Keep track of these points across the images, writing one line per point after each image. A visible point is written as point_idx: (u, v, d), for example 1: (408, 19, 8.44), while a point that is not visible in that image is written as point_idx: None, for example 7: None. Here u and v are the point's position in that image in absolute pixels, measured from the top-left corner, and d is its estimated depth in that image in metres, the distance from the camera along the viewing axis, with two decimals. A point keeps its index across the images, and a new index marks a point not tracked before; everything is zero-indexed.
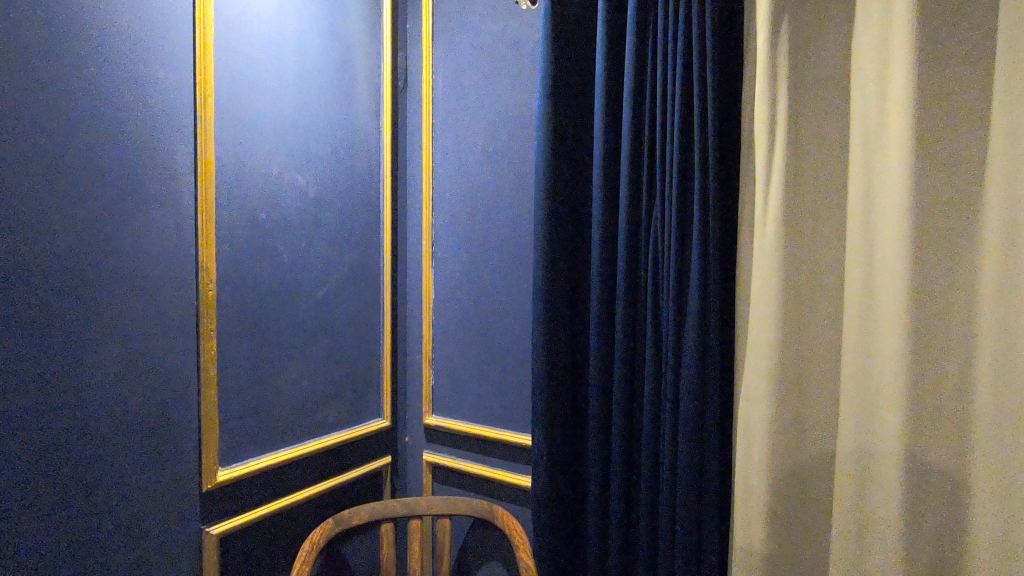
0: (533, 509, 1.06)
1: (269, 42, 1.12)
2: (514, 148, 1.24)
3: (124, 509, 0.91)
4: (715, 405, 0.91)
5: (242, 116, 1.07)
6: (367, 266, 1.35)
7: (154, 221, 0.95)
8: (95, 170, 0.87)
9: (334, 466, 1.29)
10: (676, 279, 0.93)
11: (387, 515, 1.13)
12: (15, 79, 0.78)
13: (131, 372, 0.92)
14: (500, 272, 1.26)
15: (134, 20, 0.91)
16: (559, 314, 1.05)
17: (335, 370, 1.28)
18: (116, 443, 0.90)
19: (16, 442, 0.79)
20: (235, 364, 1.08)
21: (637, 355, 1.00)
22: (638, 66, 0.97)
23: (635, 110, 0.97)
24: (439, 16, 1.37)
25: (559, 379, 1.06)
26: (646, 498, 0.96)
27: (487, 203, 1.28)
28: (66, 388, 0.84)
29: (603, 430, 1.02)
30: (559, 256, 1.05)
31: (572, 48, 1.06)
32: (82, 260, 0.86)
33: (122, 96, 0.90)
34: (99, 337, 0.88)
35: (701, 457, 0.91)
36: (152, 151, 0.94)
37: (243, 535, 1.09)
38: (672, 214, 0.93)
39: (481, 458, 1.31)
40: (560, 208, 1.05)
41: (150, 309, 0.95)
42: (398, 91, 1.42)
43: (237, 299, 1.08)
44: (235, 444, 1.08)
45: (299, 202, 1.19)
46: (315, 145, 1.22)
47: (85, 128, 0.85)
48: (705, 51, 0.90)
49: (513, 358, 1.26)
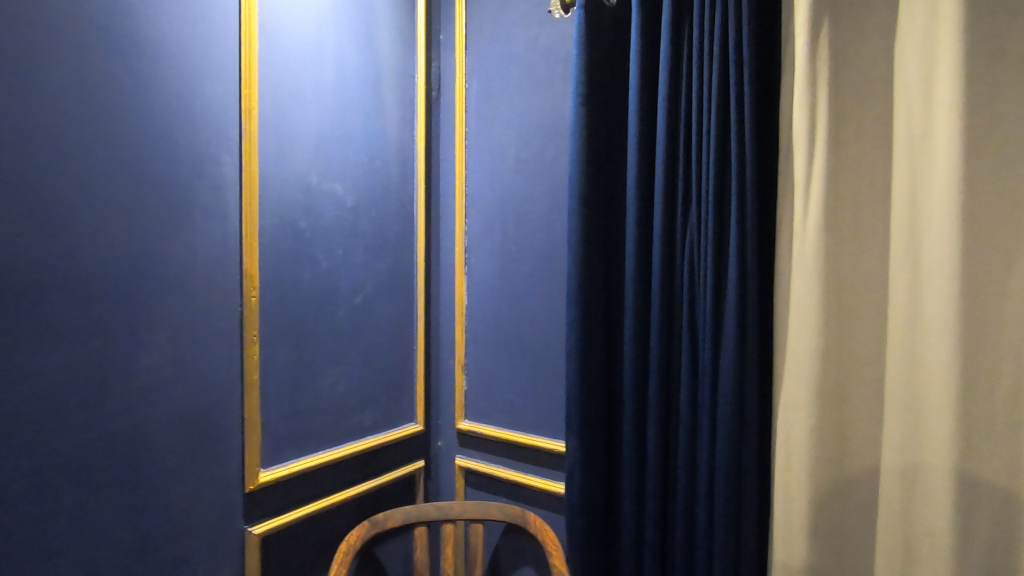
0: (567, 516, 1.06)
1: (309, 56, 1.16)
2: (547, 155, 1.25)
3: (173, 506, 0.95)
4: (754, 413, 0.89)
5: (284, 128, 1.11)
6: (402, 273, 1.38)
7: (203, 228, 0.99)
8: (147, 181, 0.92)
9: (371, 470, 1.31)
10: (713, 286, 0.92)
11: (421, 518, 1.15)
12: (77, 96, 0.83)
13: (178, 374, 0.96)
14: (533, 278, 1.27)
15: (185, 37, 0.96)
16: (594, 321, 1.05)
17: (371, 375, 1.31)
18: (164, 443, 0.94)
19: (71, 442, 0.83)
20: (276, 368, 1.11)
21: (673, 362, 0.99)
22: (674, 72, 0.96)
23: (671, 115, 0.97)
24: (473, 26, 1.39)
25: (594, 386, 1.05)
26: (683, 507, 0.95)
27: (521, 210, 1.29)
28: (117, 389, 0.88)
29: (638, 438, 1.01)
30: (594, 262, 1.05)
31: (606, 54, 1.06)
32: (136, 267, 0.90)
33: (172, 109, 0.94)
34: (151, 340, 0.93)
35: (740, 466, 0.90)
36: (200, 161, 0.99)
37: (283, 535, 1.12)
38: (709, 220, 0.93)
39: (514, 463, 1.32)
40: (594, 214, 1.05)
41: (197, 314, 0.99)
42: (431, 99, 1.45)
43: (279, 305, 1.11)
44: (275, 446, 1.11)
45: (337, 210, 1.22)
46: (353, 154, 1.25)
47: (139, 140, 0.90)
48: (742, 55, 0.89)
49: (546, 365, 1.26)
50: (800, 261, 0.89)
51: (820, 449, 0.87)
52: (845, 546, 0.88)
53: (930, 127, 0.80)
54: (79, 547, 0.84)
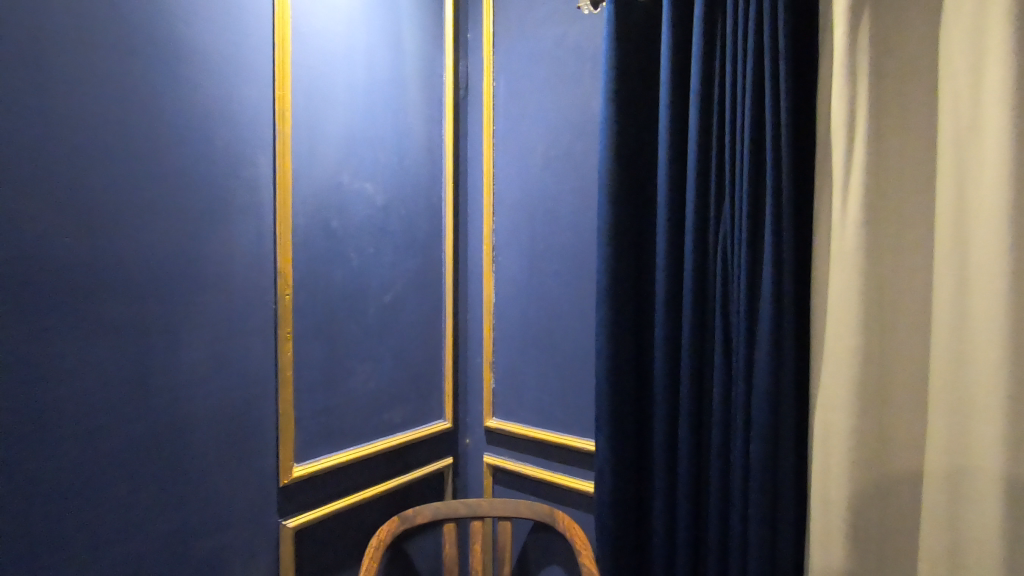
0: (597, 515, 1.06)
1: (341, 58, 1.17)
2: (576, 152, 1.24)
3: (211, 498, 0.98)
4: (791, 413, 0.88)
5: (316, 129, 1.13)
6: (431, 272, 1.38)
7: (239, 228, 1.02)
8: (186, 183, 0.94)
9: (400, 466, 1.32)
10: (747, 284, 0.91)
11: (451, 515, 1.16)
12: (121, 101, 0.86)
13: (216, 370, 0.99)
14: (562, 276, 1.27)
15: (222, 41, 0.98)
16: (624, 320, 1.04)
17: (401, 373, 1.32)
18: (203, 437, 0.97)
19: (115, 435, 0.86)
20: (309, 366, 1.13)
21: (706, 361, 0.98)
22: (706, 66, 0.95)
23: (703, 111, 0.95)
24: (501, 24, 1.39)
25: (624, 386, 1.04)
26: (716, 507, 0.94)
27: (549, 208, 1.29)
28: (157, 384, 0.91)
29: (670, 438, 1.00)
30: (624, 260, 1.04)
31: (637, 50, 1.05)
32: (176, 266, 0.93)
33: (209, 112, 0.97)
34: (191, 337, 0.95)
35: (775, 467, 0.88)
36: (237, 163, 1.01)
37: (316, 529, 1.14)
38: (743, 217, 0.91)
39: (542, 462, 1.32)
40: (625, 212, 1.04)
41: (234, 311, 1.01)
42: (459, 98, 1.45)
43: (312, 303, 1.13)
44: (309, 442, 1.13)
45: (368, 209, 1.23)
46: (383, 154, 1.26)
47: (179, 142, 0.93)
48: (777, 48, 0.88)
49: (575, 364, 1.25)
50: (839, 258, 0.87)
51: (860, 451, 0.85)
52: (886, 550, 0.85)
53: (978, 118, 0.77)
54: (124, 535, 0.87)
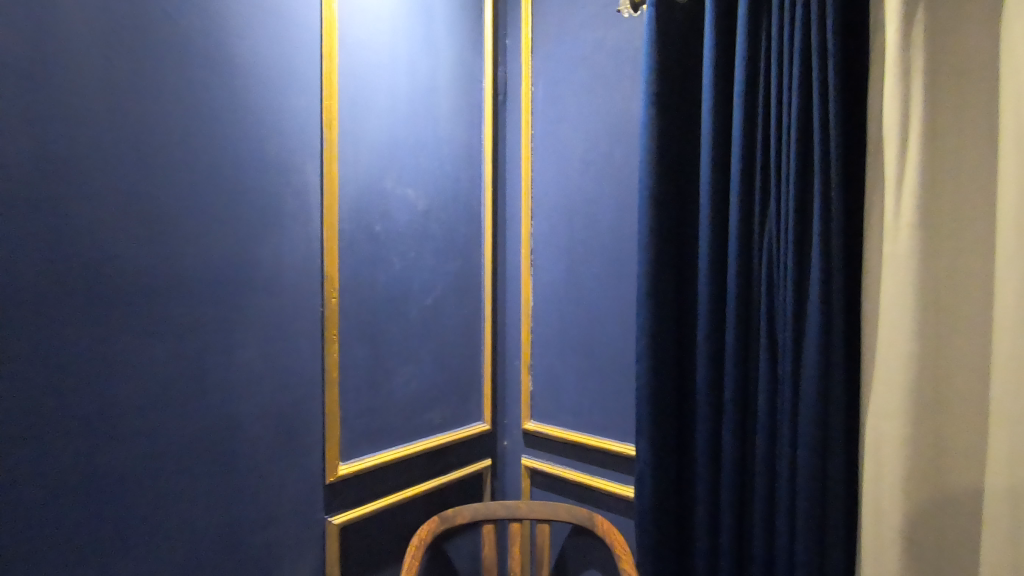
0: (637, 521, 1.05)
1: (384, 67, 1.20)
2: (616, 155, 1.24)
3: (261, 493, 1.02)
4: (841, 421, 0.85)
5: (361, 136, 1.16)
6: (470, 275, 1.40)
7: (289, 234, 1.06)
8: (240, 191, 0.99)
9: (440, 467, 1.34)
10: (794, 288, 0.89)
11: (490, 516, 1.17)
12: (181, 114, 0.91)
13: (266, 370, 1.03)
14: (601, 279, 1.27)
15: (273, 54, 1.03)
16: (665, 324, 1.03)
17: (441, 375, 1.34)
18: (254, 434, 1.01)
19: (174, 431, 0.91)
20: (353, 367, 1.16)
21: (750, 366, 0.96)
22: (750, 67, 0.94)
23: (748, 112, 0.94)
24: (540, 29, 1.40)
25: (666, 390, 1.03)
26: (761, 515, 0.92)
27: (588, 211, 1.29)
28: (213, 383, 0.96)
29: (713, 443, 0.99)
30: (665, 264, 1.03)
31: (678, 52, 1.04)
32: (230, 271, 0.98)
33: (261, 122, 1.01)
34: (244, 338, 1.00)
35: (824, 475, 0.86)
36: (287, 171, 1.05)
37: (360, 527, 1.17)
38: (790, 220, 0.89)
39: (581, 465, 1.31)
40: (666, 215, 1.03)
41: (284, 314, 1.05)
42: (498, 103, 1.46)
43: (356, 306, 1.16)
44: (353, 441, 1.16)
45: (409, 213, 1.26)
46: (424, 160, 1.29)
47: (233, 152, 0.98)
48: (826, 47, 0.86)
49: (615, 367, 1.25)
50: (892, 262, 0.84)
51: (915, 461, 0.83)
52: (943, 565, 0.82)
53: None
54: (183, 526, 0.92)
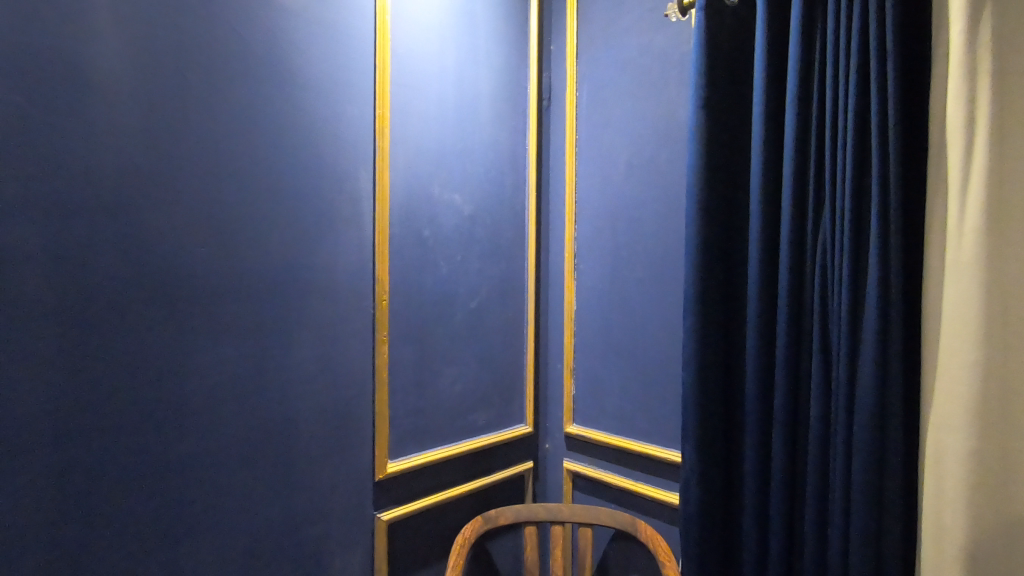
0: (682, 528, 1.04)
1: (433, 75, 1.23)
2: (661, 159, 1.24)
3: (314, 487, 1.06)
4: (899, 431, 0.83)
5: (412, 143, 1.20)
6: (514, 278, 1.42)
7: (342, 237, 1.10)
8: (299, 196, 1.04)
9: (483, 468, 1.36)
10: (849, 294, 0.87)
11: (532, 518, 1.18)
12: (246, 124, 0.96)
13: (321, 369, 1.07)
14: (646, 284, 1.26)
15: (330, 65, 1.07)
16: (712, 330, 1.02)
17: (485, 376, 1.36)
18: (309, 430, 1.05)
19: (235, 425, 0.96)
20: (401, 368, 1.19)
21: (802, 374, 0.95)
22: (804, 70, 0.92)
23: (801, 114, 0.93)
24: (585, 34, 1.40)
25: (713, 396, 1.02)
26: (813, 526, 0.90)
27: (633, 216, 1.29)
28: (271, 381, 1.00)
29: (762, 450, 0.97)
30: (713, 269, 1.03)
31: (727, 56, 1.04)
32: (288, 274, 1.03)
33: (318, 130, 1.06)
34: (299, 337, 1.04)
35: (880, 486, 0.84)
36: (341, 177, 1.09)
37: (406, 524, 1.20)
38: (845, 226, 0.88)
39: (624, 470, 1.31)
40: (715, 221, 1.03)
41: (338, 315, 1.09)
42: (543, 108, 1.47)
43: (404, 308, 1.20)
44: (401, 439, 1.19)
45: (456, 218, 1.29)
46: (471, 166, 1.31)
47: (292, 159, 1.02)
48: (884, 49, 0.84)
49: (660, 373, 1.24)
50: (955, 268, 0.82)
51: (979, 478, 0.79)
52: None
53: None
54: (242, 515, 0.97)
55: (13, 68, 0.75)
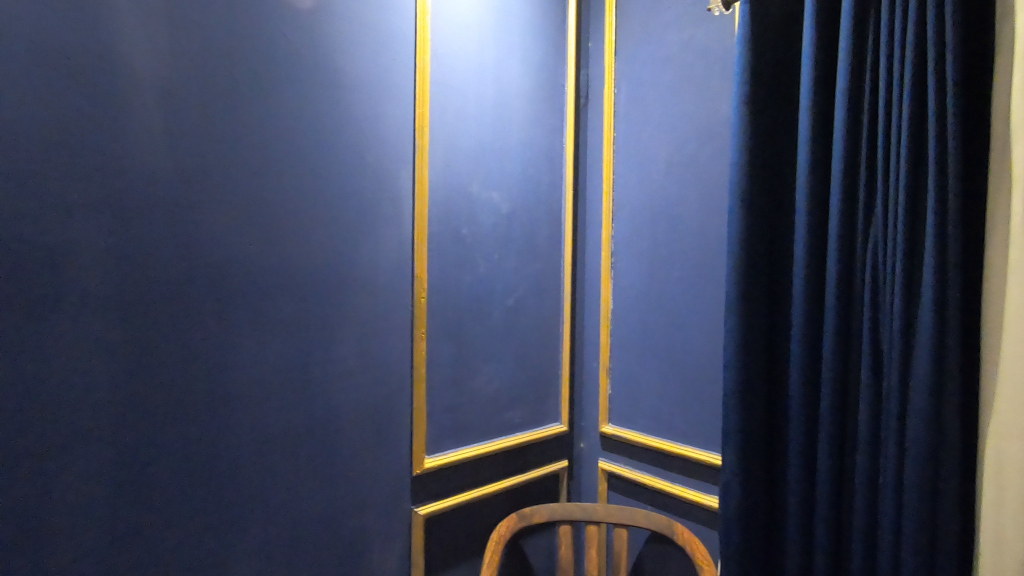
0: (722, 532, 1.02)
1: (472, 75, 1.24)
2: (702, 156, 1.22)
3: (353, 480, 1.08)
4: (956, 437, 0.80)
5: (451, 143, 1.21)
6: (551, 277, 1.41)
7: (383, 236, 1.12)
8: (342, 196, 1.06)
9: (518, 465, 1.36)
10: (903, 295, 0.84)
11: (567, 517, 1.18)
12: (291, 125, 0.99)
13: (361, 366, 1.09)
14: (686, 283, 1.24)
15: (371, 66, 1.09)
16: (755, 331, 1.00)
17: (521, 375, 1.36)
18: (349, 424, 1.08)
19: (279, 417, 0.99)
20: (439, 365, 1.21)
21: (850, 377, 0.92)
22: (856, 64, 0.89)
23: (852, 109, 0.89)
24: (624, 30, 1.39)
25: (755, 399, 1.00)
26: (861, 535, 0.88)
27: (672, 214, 1.27)
28: (314, 376, 1.03)
29: (807, 455, 0.95)
30: (757, 269, 1.00)
31: (773, 51, 1.01)
32: (330, 271, 1.05)
33: (360, 130, 1.08)
34: (339, 333, 1.06)
35: (936, 494, 0.81)
36: (383, 176, 1.11)
37: (443, 519, 1.21)
38: (899, 225, 0.84)
39: (661, 472, 1.30)
40: (759, 219, 1.00)
41: (378, 312, 1.11)
42: (581, 106, 1.46)
43: (442, 306, 1.21)
44: (438, 435, 1.20)
45: (494, 216, 1.29)
46: (508, 164, 1.32)
47: (335, 159, 1.05)
48: (944, 40, 0.80)
49: (700, 374, 1.22)
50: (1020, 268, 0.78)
51: None
52: None
53: None
54: (285, 505, 1.00)
55: (67, 76, 0.79)
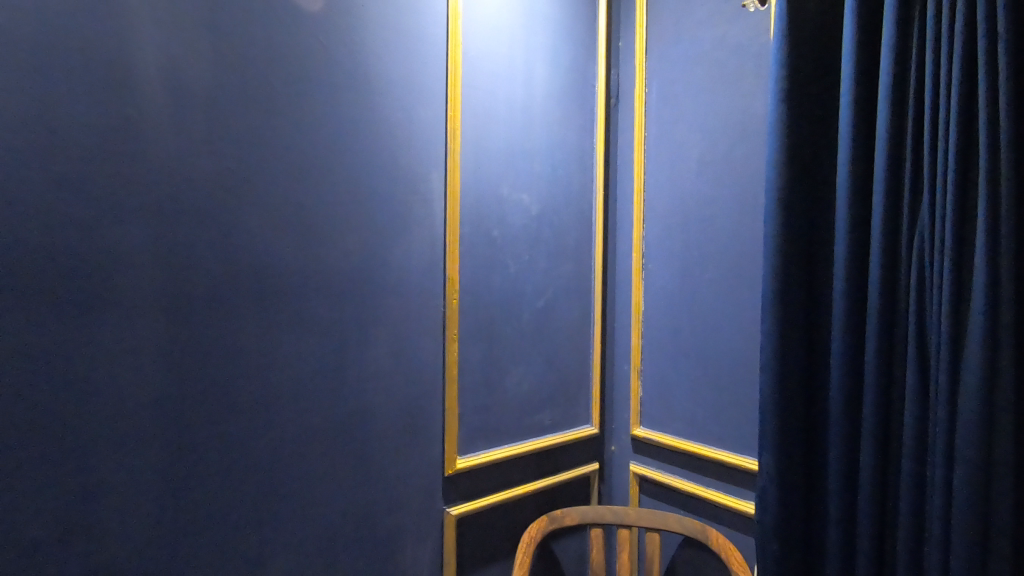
0: (758, 538, 1.00)
1: (502, 77, 1.25)
2: (737, 155, 1.19)
3: (386, 480, 1.10)
4: (1011, 445, 0.76)
5: (481, 145, 1.21)
6: (581, 278, 1.40)
7: (415, 238, 1.13)
8: (375, 199, 1.08)
9: (549, 467, 1.36)
10: (952, 296, 0.81)
11: (598, 520, 1.17)
12: (326, 130, 1.01)
13: (394, 366, 1.11)
14: (719, 284, 1.23)
15: (404, 70, 1.10)
16: (793, 333, 0.98)
17: (552, 376, 1.36)
18: (382, 424, 1.09)
19: (315, 417, 1.01)
20: (471, 366, 1.21)
21: (895, 382, 0.89)
22: (899, 58, 0.86)
23: (895, 105, 0.87)
24: (655, 28, 1.37)
25: (794, 403, 0.98)
26: (906, 544, 0.85)
27: (705, 214, 1.25)
28: (348, 377, 1.05)
29: (849, 462, 0.92)
30: (795, 270, 0.98)
31: (812, 46, 0.98)
32: (364, 273, 1.07)
33: (393, 134, 1.09)
34: (372, 334, 1.08)
35: (988, 505, 0.77)
36: (415, 179, 1.13)
37: (474, 520, 1.22)
38: (947, 225, 0.81)
39: (694, 476, 1.28)
40: (797, 219, 0.98)
41: (410, 313, 1.13)
42: (611, 106, 1.45)
43: (473, 307, 1.21)
44: (469, 436, 1.21)
45: (525, 217, 1.29)
46: (538, 165, 1.32)
47: (369, 163, 1.07)
48: (995, 30, 0.77)
49: (735, 377, 1.20)
50: None
51: None
52: None
53: None
54: (320, 503, 1.02)
55: (106, 86, 0.81)
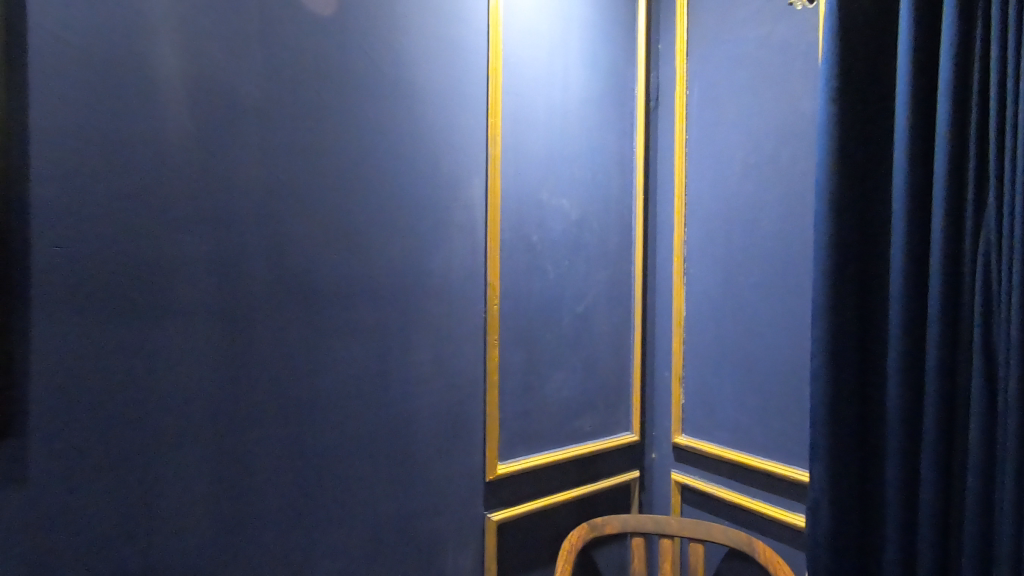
0: (809, 552, 0.97)
1: (541, 83, 1.25)
2: (783, 156, 1.16)
3: (428, 484, 1.10)
4: None
5: (521, 150, 1.22)
6: (621, 283, 1.39)
7: (456, 244, 1.14)
8: (418, 206, 1.09)
9: (589, 474, 1.35)
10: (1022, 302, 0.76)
11: (639, 529, 1.14)
12: (371, 140, 1.03)
13: (436, 372, 1.12)
14: (766, 290, 1.19)
15: (446, 78, 1.12)
16: (846, 340, 0.94)
17: (591, 383, 1.35)
18: (424, 430, 1.10)
19: (360, 422, 1.03)
20: (511, 372, 1.21)
21: (959, 393, 0.84)
22: (961, 54, 0.83)
23: (957, 103, 0.83)
24: (697, 29, 1.35)
25: (847, 413, 0.94)
26: (973, 564, 0.80)
27: (750, 218, 1.23)
28: (392, 382, 1.06)
29: (909, 475, 0.88)
30: (848, 275, 0.95)
31: (866, 44, 0.95)
32: (407, 279, 1.08)
33: (434, 141, 1.11)
34: (415, 340, 1.09)
35: None
36: (457, 186, 1.14)
37: (515, 526, 1.21)
38: (1016, 227, 0.77)
39: (740, 486, 1.25)
40: (849, 222, 0.95)
41: (451, 318, 1.13)
42: (651, 109, 1.43)
43: (513, 313, 1.21)
44: (510, 442, 1.21)
45: (564, 222, 1.29)
46: (578, 170, 1.31)
47: (412, 170, 1.08)
48: None
49: (782, 386, 1.16)
50: None
51: None
52: None
53: None
54: (363, 507, 1.03)
55: (166, 103, 0.85)
